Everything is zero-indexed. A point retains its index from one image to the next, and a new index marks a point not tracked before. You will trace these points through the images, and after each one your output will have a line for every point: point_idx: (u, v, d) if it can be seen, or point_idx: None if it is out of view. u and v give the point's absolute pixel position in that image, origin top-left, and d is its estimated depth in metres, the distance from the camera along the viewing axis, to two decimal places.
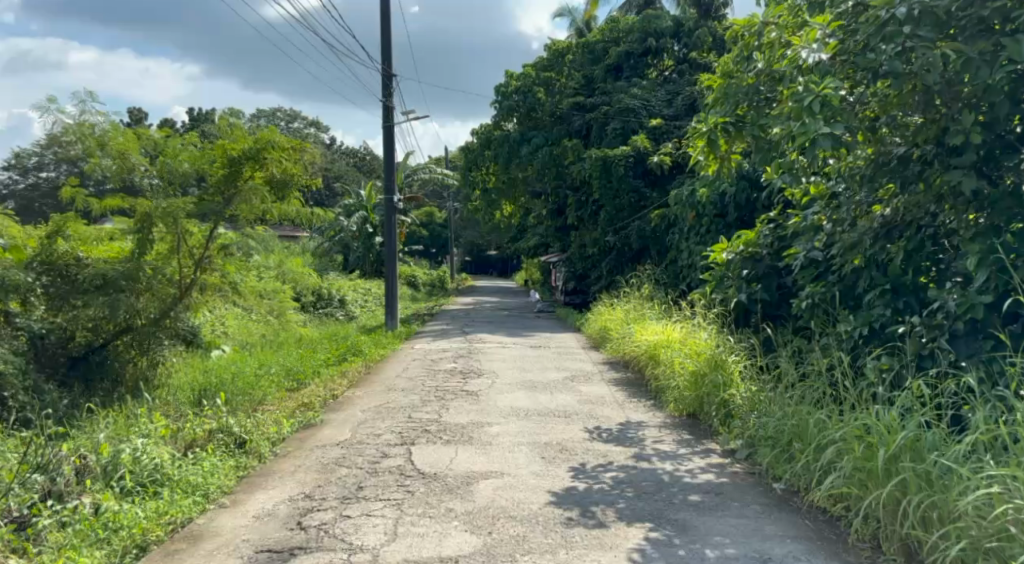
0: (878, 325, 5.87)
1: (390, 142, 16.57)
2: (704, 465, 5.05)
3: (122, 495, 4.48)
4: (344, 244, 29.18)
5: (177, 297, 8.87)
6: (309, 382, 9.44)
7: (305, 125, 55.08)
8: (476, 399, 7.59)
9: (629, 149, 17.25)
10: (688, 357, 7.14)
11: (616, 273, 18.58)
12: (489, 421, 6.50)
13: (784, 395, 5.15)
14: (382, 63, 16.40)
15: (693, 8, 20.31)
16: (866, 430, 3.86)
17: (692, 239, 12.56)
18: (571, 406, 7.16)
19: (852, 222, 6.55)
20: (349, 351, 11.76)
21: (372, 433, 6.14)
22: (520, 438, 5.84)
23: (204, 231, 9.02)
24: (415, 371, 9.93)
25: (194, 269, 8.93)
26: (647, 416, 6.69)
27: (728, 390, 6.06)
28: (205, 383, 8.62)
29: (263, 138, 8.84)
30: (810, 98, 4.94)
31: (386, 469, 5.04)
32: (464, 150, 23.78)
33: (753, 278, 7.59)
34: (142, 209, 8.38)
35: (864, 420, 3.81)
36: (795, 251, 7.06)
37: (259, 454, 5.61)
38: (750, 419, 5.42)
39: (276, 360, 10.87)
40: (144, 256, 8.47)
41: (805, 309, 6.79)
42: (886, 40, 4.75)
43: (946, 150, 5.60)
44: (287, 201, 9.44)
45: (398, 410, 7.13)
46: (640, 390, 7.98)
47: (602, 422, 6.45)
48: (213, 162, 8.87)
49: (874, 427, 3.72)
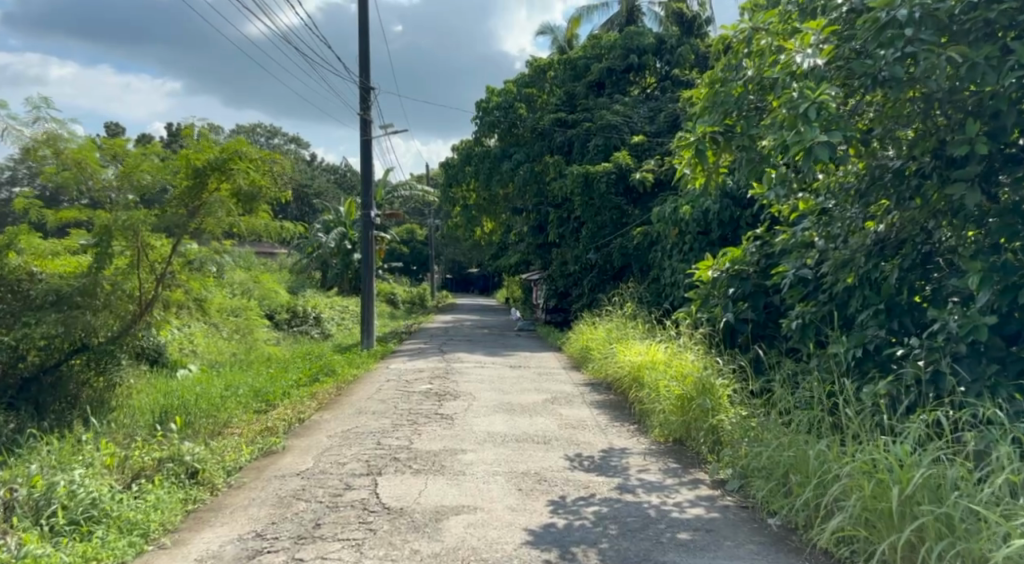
0: (873, 347, 5.56)
1: (369, 157, 16.22)
2: (692, 498, 4.68)
3: (49, 536, 3.99)
4: (322, 261, 28.79)
5: (136, 315, 8.44)
6: (279, 404, 8.99)
7: (285, 142, 54.58)
8: (451, 423, 7.17)
9: (611, 166, 16.96)
10: (673, 379, 6.75)
11: (598, 291, 18.28)
12: (463, 447, 6.10)
13: (778, 424, 4.80)
14: (360, 77, 16.08)
15: (676, 25, 20.22)
16: (874, 465, 3.51)
17: (675, 257, 12.27)
18: (551, 431, 6.77)
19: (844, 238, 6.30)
20: (321, 372, 11.28)
21: (336, 462, 5.71)
22: (495, 467, 5.44)
23: (167, 245, 8.59)
24: (387, 392, 9.49)
25: (155, 285, 8.51)
26: (630, 442, 6.31)
27: (717, 416, 5.69)
28: (166, 405, 8.17)
29: (230, 149, 8.43)
30: (806, 104, 4.59)
31: (347, 503, 4.63)
32: (445, 167, 23.52)
33: (739, 297, 7.30)
34: (101, 222, 7.98)
35: (872, 453, 3.46)
36: (784, 269, 6.80)
37: (211, 486, 5.16)
38: (741, 447, 5.08)
39: (244, 380, 10.40)
40: (102, 272, 8.02)
41: (796, 330, 6.51)
42: (884, 45, 4.47)
43: (944, 162, 5.35)
44: (255, 214, 9.00)
45: (366, 436, 6.71)
46: (622, 413, 7.62)
47: (583, 449, 6.07)
48: (177, 172, 8.41)
49: (883, 461, 3.38)
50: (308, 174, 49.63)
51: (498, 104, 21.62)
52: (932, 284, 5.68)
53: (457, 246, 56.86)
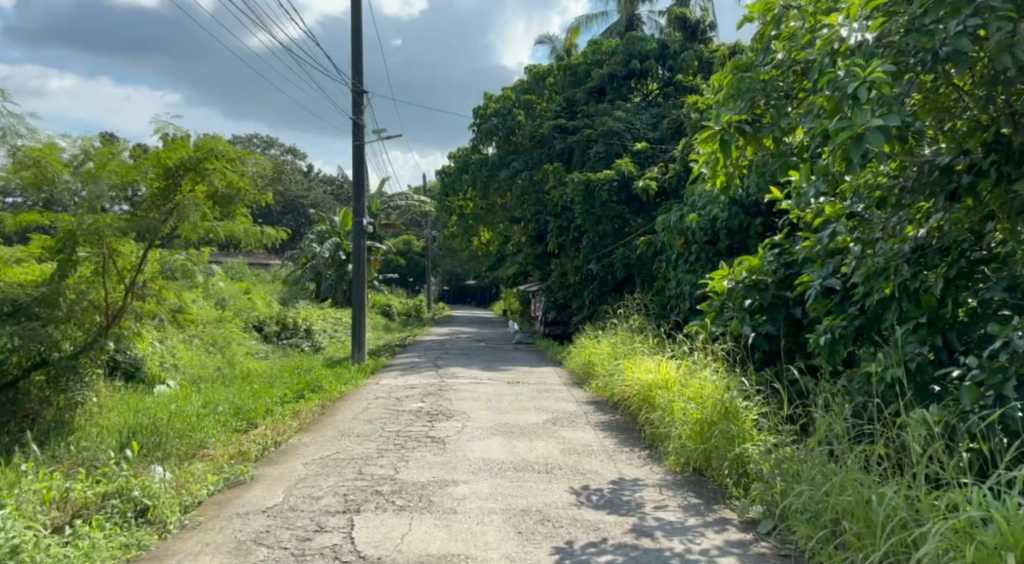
0: (915, 366, 4.96)
1: (361, 163, 15.58)
2: (721, 543, 4.00)
3: None
4: (315, 272, 28.08)
5: (103, 326, 7.72)
6: (259, 423, 8.28)
7: (281, 153, 54.11)
8: (442, 449, 6.48)
9: (613, 173, 16.33)
10: (690, 400, 6.04)
11: (599, 303, 17.66)
12: (454, 478, 5.40)
13: (818, 456, 4.13)
14: (353, 79, 15.48)
15: (679, 31, 19.64)
16: (970, 522, 2.83)
17: (680, 267, 11.59)
18: (553, 458, 6.09)
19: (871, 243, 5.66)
20: (308, 388, 10.55)
21: (309, 496, 5.01)
22: (491, 504, 4.74)
23: (136, 252, 7.87)
24: (374, 412, 8.76)
25: (124, 295, 7.81)
26: (643, 471, 5.63)
27: (742, 445, 5.00)
28: (134, 425, 7.47)
29: (205, 148, 7.77)
30: (854, 84, 3.84)
31: (315, 551, 3.94)
32: (442, 175, 22.93)
33: (756, 310, 6.76)
34: (64, 226, 7.31)
35: (970, 509, 2.78)
36: (810, 280, 6.19)
37: (162, 527, 4.44)
38: (775, 482, 4.38)
39: (223, 397, 9.67)
40: (65, 279, 7.46)
41: (824, 346, 5.93)
42: (946, 18, 3.89)
43: (1003, 156, 4.77)
44: (234, 218, 8.30)
45: (348, 463, 6.01)
46: (631, 436, 6.94)
47: (590, 480, 5.38)
48: (146, 172, 7.71)
49: (987, 521, 2.71)
50: (303, 185, 49.14)
51: (496, 111, 21.10)
52: (976, 295, 5.12)
53: (454, 258, 56.28)
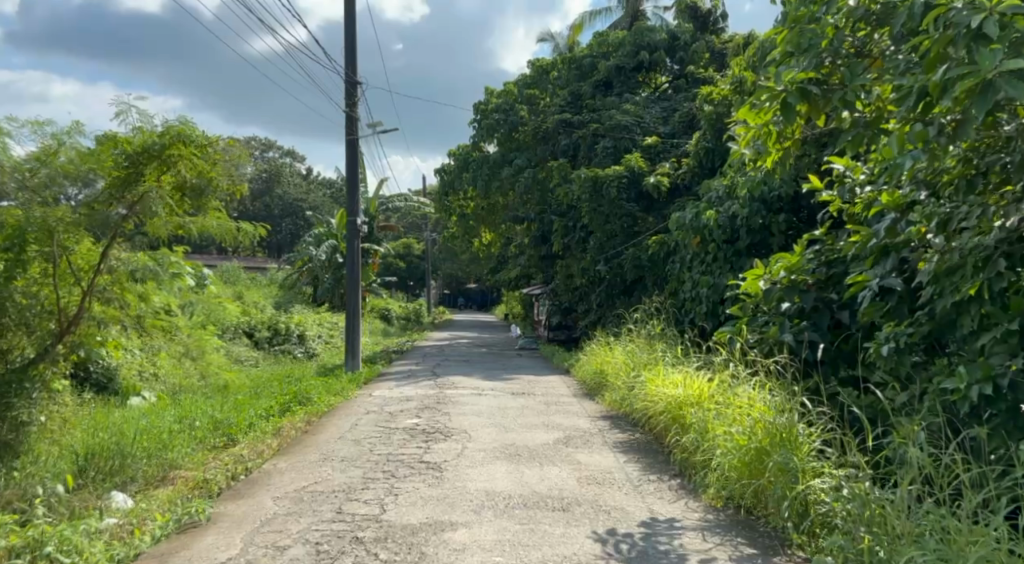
0: (1008, 382, 4.06)
1: (356, 158, 14.65)
2: None
3: None
4: (312, 275, 27.20)
5: (58, 334, 6.54)
6: (239, 441, 7.33)
7: (280, 155, 53.43)
8: (437, 477, 5.54)
9: (623, 169, 15.37)
10: (733, 421, 5.08)
11: (607, 307, 16.77)
12: (452, 519, 4.47)
13: (923, 502, 3.19)
14: (346, 68, 14.57)
15: (689, 21, 18.80)
16: None
17: (696, 268, 10.63)
18: (569, 490, 5.15)
19: (948, 235, 4.68)
20: (295, 399, 9.62)
21: (273, 546, 4.08)
22: (496, 558, 3.82)
23: (97, 249, 6.68)
24: (364, 430, 7.82)
25: (83, 298, 6.58)
26: (679, 510, 4.68)
27: (805, 480, 4.07)
28: (93, 447, 6.48)
29: (170, 132, 6.69)
30: (979, 16, 2.93)
31: None
32: (442, 175, 22.06)
33: (796, 314, 5.86)
34: (13, 219, 6.17)
35: None
36: (863, 279, 5.25)
37: None
38: (860, 535, 3.43)
39: (201, 410, 8.74)
40: (11, 282, 6.25)
41: (885, 356, 5.03)
42: None
43: None
44: (207, 213, 7.31)
45: (325, 499, 5.06)
46: (657, 462, 5.99)
47: (618, 522, 4.42)
48: (106, 161, 6.64)
49: None
50: (302, 186, 48.40)
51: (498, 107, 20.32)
52: None
53: (454, 261, 55.49)
